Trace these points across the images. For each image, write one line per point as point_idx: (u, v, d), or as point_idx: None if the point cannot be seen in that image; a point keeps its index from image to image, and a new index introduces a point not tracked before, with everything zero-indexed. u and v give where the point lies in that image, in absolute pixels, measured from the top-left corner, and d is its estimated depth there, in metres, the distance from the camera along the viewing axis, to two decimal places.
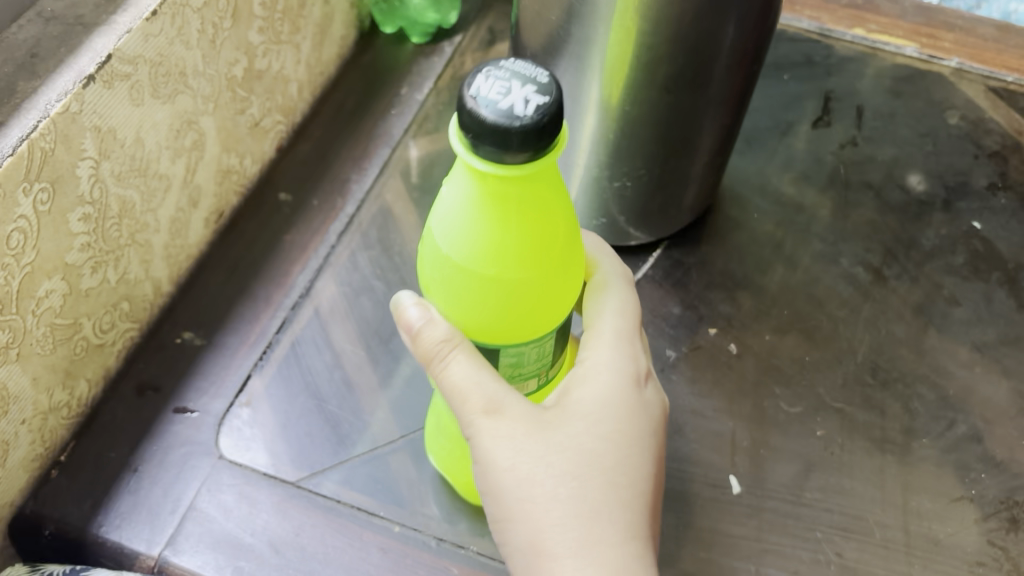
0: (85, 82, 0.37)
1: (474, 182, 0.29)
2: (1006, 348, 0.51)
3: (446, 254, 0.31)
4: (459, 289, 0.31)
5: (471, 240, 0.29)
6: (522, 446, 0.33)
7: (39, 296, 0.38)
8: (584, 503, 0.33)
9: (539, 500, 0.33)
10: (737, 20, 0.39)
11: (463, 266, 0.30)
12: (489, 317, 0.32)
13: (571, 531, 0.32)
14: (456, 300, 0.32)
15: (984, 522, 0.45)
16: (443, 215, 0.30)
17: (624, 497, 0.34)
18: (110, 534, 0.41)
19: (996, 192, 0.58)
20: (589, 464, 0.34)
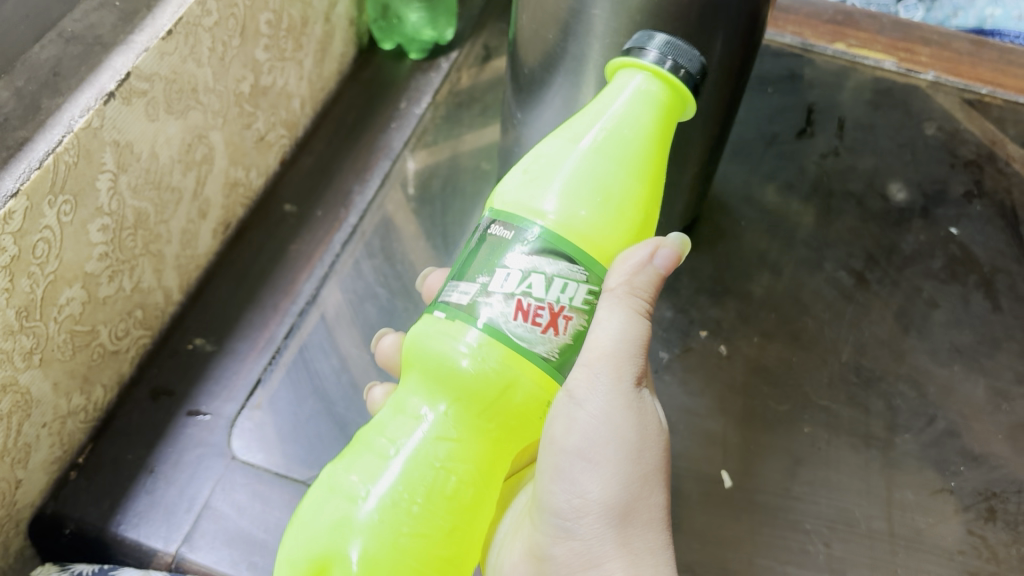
0: (106, 99, 0.39)
1: (658, 97, 0.32)
2: (983, 347, 0.54)
3: (615, 150, 0.30)
4: (596, 188, 0.30)
5: (627, 137, 0.31)
6: (643, 423, 0.33)
7: (61, 304, 0.39)
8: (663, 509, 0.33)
9: (645, 479, 0.33)
10: (724, 37, 0.41)
11: (618, 158, 0.30)
12: (612, 232, 0.30)
13: (658, 531, 0.32)
14: (587, 195, 0.30)
15: (964, 512, 0.47)
16: (616, 120, 0.31)
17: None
18: (129, 532, 0.43)
19: (972, 199, 0.61)
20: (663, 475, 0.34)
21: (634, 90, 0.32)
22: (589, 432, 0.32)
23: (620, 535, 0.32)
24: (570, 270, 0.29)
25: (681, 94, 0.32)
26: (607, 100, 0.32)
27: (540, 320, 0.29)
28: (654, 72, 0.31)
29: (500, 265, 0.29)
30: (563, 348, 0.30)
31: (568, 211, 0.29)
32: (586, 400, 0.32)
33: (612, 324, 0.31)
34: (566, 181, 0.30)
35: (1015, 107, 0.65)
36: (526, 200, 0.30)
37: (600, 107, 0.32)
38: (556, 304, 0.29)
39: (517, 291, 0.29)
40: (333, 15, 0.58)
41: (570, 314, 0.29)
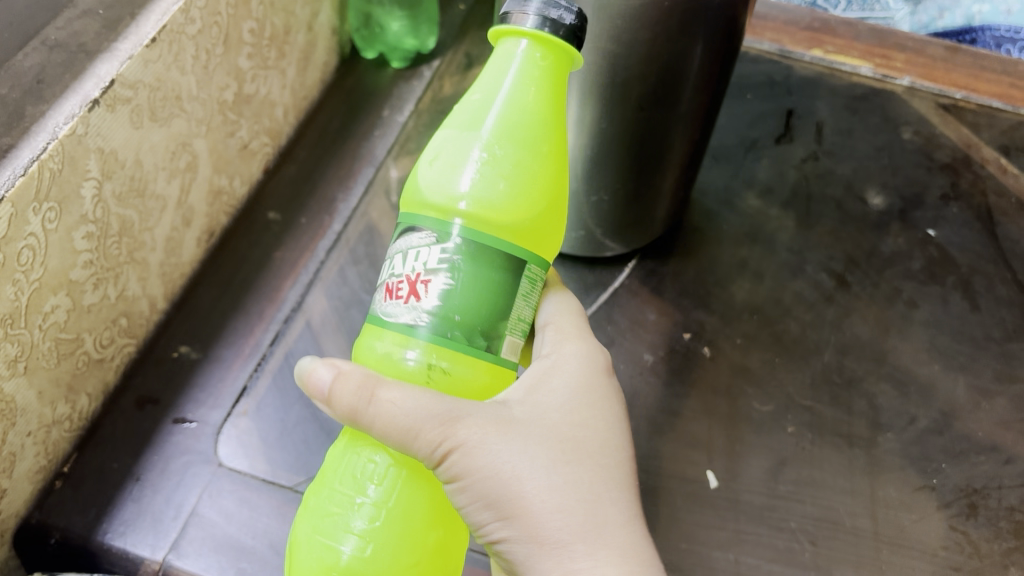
0: (90, 106, 0.39)
1: (542, 65, 0.34)
2: (961, 345, 0.54)
3: (505, 139, 0.33)
4: (503, 169, 0.32)
5: (521, 115, 0.33)
6: (495, 439, 0.32)
7: (46, 311, 0.39)
8: (578, 488, 0.33)
9: (529, 483, 0.32)
10: (704, 41, 0.42)
11: (514, 143, 0.33)
12: (533, 206, 0.33)
13: (576, 514, 0.32)
14: (500, 176, 0.32)
15: (946, 509, 0.47)
16: (504, 105, 0.33)
17: (612, 474, 0.34)
18: (115, 541, 0.43)
19: (949, 201, 0.62)
20: (571, 446, 0.34)
21: (524, 65, 0.34)
22: (459, 479, 0.32)
23: (537, 544, 0.32)
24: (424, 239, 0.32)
25: (565, 59, 0.34)
26: (496, 76, 0.34)
27: (403, 291, 0.32)
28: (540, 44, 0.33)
29: (392, 256, 0.33)
30: (431, 313, 0.31)
31: (483, 189, 0.32)
32: (449, 463, 0.32)
33: (405, 402, 0.31)
34: (477, 161, 0.33)
35: (989, 111, 0.66)
36: (443, 184, 0.33)
37: (491, 89, 0.34)
38: (413, 273, 0.32)
39: (393, 273, 0.33)
40: (316, 24, 0.58)
41: (428, 278, 0.31)
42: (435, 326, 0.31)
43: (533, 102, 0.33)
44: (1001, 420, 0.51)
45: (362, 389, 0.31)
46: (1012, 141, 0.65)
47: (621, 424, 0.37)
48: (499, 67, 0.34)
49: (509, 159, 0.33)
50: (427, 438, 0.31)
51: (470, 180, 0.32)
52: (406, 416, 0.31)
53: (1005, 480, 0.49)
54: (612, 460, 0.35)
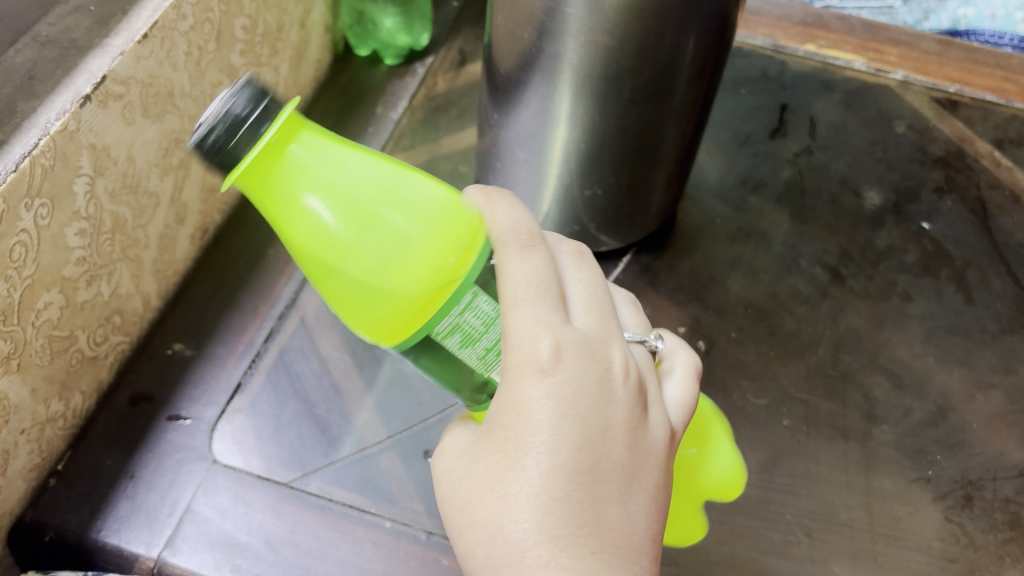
0: (82, 102, 0.38)
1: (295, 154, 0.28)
2: (956, 338, 0.54)
3: (369, 232, 0.28)
4: (365, 268, 0.28)
5: (355, 194, 0.28)
6: (454, 499, 0.28)
7: (38, 309, 0.39)
8: (494, 537, 0.26)
9: (468, 544, 0.27)
10: (697, 36, 0.42)
11: (383, 224, 0.28)
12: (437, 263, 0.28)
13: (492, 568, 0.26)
14: (373, 272, 0.28)
15: (941, 500, 0.47)
16: (335, 204, 0.28)
17: (529, 507, 0.25)
18: (110, 538, 0.43)
19: (943, 195, 0.62)
20: (499, 479, 0.26)
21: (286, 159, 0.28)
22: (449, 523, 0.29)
23: None
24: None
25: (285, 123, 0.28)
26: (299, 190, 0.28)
27: None
28: (260, 148, 0.27)
29: None
30: None
31: (382, 301, 0.29)
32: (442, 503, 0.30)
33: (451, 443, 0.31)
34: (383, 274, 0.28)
35: (983, 104, 0.67)
36: (374, 310, 0.29)
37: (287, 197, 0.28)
38: None
39: None
40: (309, 21, 0.58)
41: None
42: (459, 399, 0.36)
43: (332, 177, 0.28)
44: (996, 412, 0.51)
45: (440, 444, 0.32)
46: (1005, 135, 0.65)
47: (588, 417, 0.27)
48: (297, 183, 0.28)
49: (351, 246, 0.28)
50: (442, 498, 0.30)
51: (362, 300, 0.29)
52: (441, 469, 0.30)
53: (1000, 472, 0.49)
54: (548, 485, 0.25)
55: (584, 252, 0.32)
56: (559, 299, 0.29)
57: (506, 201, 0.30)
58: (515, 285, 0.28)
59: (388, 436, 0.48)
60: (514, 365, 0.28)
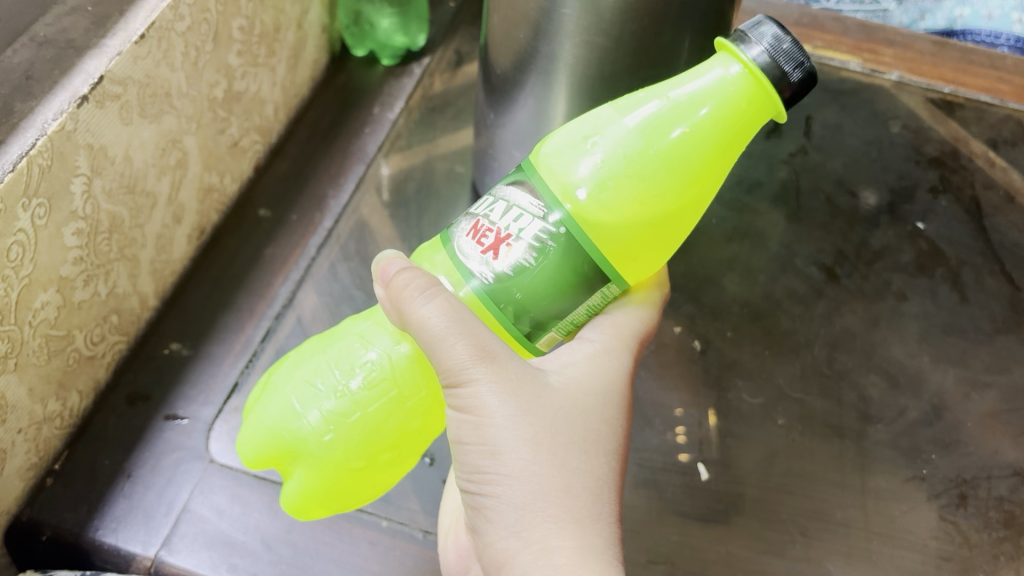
0: (79, 102, 0.39)
1: (741, 93, 0.34)
2: (950, 337, 0.55)
3: (621, 159, 0.33)
4: (622, 168, 0.33)
5: (689, 134, 0.33)
6: (514, 410, 0.33)
7: (36, 308, 0.39)
8: (571, 474, 0.33)
9: (531, 459, 0.32)
10: (693, 36, 0.42)
11: (639, 155, 0.33)
12: (625, 220, 0.33)
13: (568, 497, 0.32)
14: (665, 187, 0.33)
15: (935, 499, 0.48)
16: (679, 135, 0.33)
17: (609, 467, 0.34)
18: (107, 537, 0.43)
19: (938, 195, 0.62)
20: (572, 456, 0.33)
21: (734, 107, 0.34)
22: (465, 421, 0.33)
23: (522, 513, 0.32)
24: (530, 204, 0.34)
25: (720, 47, 0.35)
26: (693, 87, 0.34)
27: (484, 242, 0.34)
28: (745, 66, 0.33)
29: (490, 194, 0.35)
30: (500, 274, 0.33)
31: (635, 209, 0.33)
32: (458, 390, 0.33)
33: (436, 319, 0.32)
34: (597, 168, 0.33)
35: (977, 105, 0.67)
36: (564, 173, 0.33)
37: (671, 88, 0.34)
38: (504, 231, 0.33)
39: (479, 213, 0.35)
40: (305, 21, 0.58)
41: (511, 243, 0.33)
42: (493, 292, 0.34)
43: (700, 117, 0.33)
44: (990, 410, 0.52)
45: (415, 294, 0.33)
46: (1000, 135, 0.65)
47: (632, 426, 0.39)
48: (707, 79, 0.34)
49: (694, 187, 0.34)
50: (451, 367, 0.32)
51: (625, 199, 0.33)
52: (436, 337, 0.32)
53: (993, 471, 0.49)
54: (607, 469, 0.34)
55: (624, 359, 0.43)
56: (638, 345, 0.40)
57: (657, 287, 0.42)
58: (627, 318, 0.40)
59: None
60: (600, 358, 0.38)
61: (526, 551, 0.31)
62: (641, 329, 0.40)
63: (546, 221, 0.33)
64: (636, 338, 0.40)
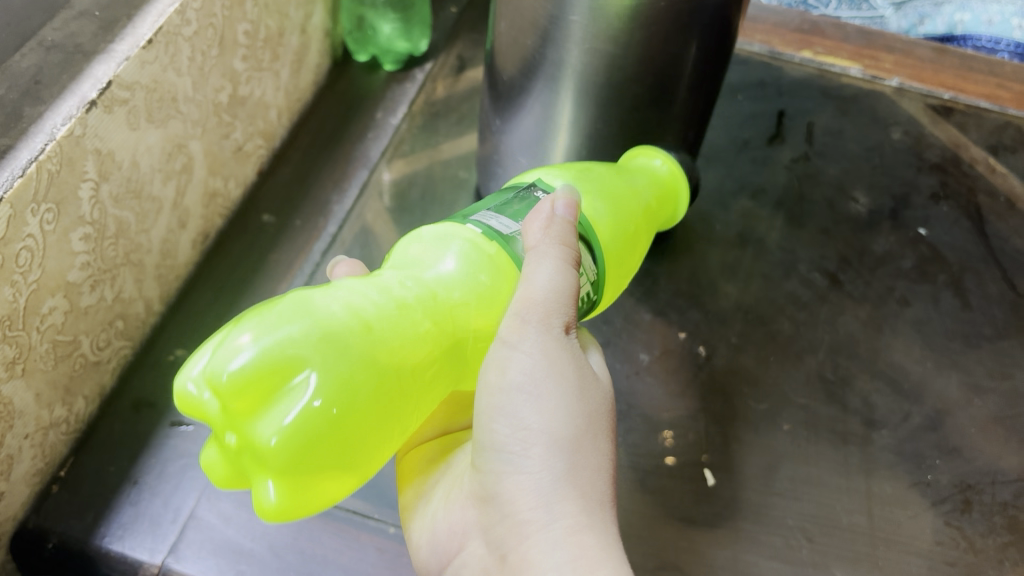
0: (88, 107, 0.38)
1: (663, 171, 0.43)
2: (953, 343, 0.55)
3: (592, 180, 0.38)
4: (591, 182, 0.38)
5: (629, 186, 0.40)
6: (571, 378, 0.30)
7: (44, 313, 0.39)
8: (606, 461, 0.30)
9: (579, 430, 0.29)
10: (699, 42, 0.42)
11: (603, 183, 0.38)
12: (603, 224, 0.36)
13: (602, 482, 0.29)
14: (626, 210, 0.38)
15: (940, 505, 0.48)
16: (620, 182, 0.40)
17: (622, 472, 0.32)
18: (113, 544, 0.43)
19: (939, 201, 0.62)
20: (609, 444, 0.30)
21: (652, 177, 0.42)
22: (520, 369, 0.29)
23: (561, 479, 0.28)
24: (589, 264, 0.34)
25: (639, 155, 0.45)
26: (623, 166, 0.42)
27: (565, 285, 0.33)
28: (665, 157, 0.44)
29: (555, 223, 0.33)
30: None
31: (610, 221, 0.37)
32: (518, 337, 0.29)
33: (544, 274, 0.30)
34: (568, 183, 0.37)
35: (977, 111, 0.67)
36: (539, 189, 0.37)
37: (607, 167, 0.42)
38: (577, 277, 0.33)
39: None
40: (309, 26, 0.58)
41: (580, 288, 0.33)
42: None
43: (631, 176, 0.41)
44: (994, 415, 0.52)
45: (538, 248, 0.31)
46: (1000, 141, 0.65)
47: None
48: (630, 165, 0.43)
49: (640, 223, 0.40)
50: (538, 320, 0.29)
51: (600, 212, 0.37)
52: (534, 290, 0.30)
53: (997, 476, 0.49)
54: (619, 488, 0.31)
55: None
56: None
57: None
58: None
59: None
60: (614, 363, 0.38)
61: (562, 524, 0.27)
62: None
63: (593, 278, 0.34)
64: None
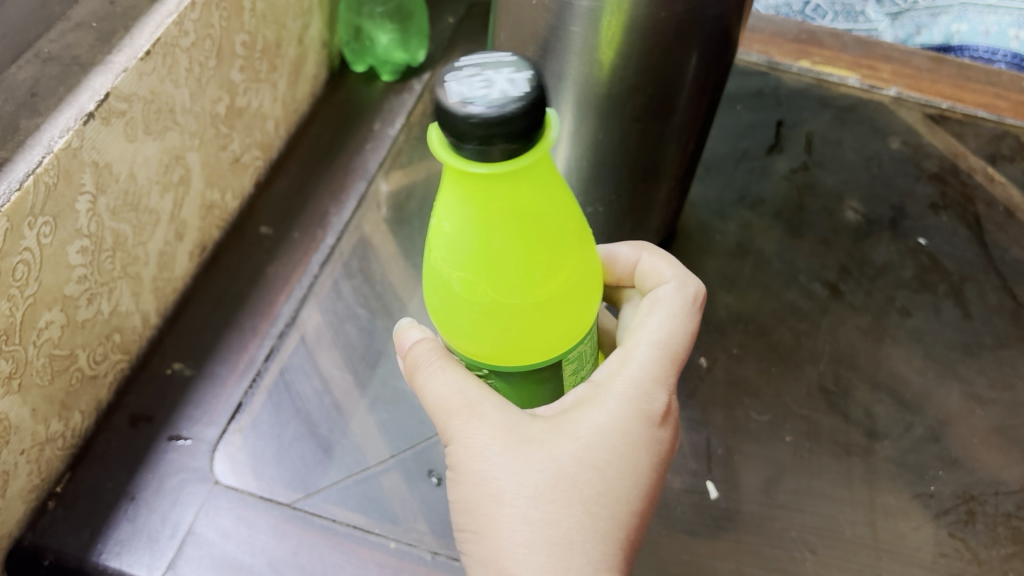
0: (85, 119, 0.38)
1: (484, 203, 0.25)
2: (955, 354, 0.55)
3: (450, 298, 0.28)
4: (459, 305, 0.28)
5: (474, 253, 0.26)
6: (494, 458, 0.29)
7: (40, 327, 0.39)
8: (548, 525, 0.28)
9: (503, 508, 0.29)
10: (700, 53, 0.42)
11: (464, 296, 0.28)
12: (504, 334, 0.28)
13: (538, 552, 0.28)
14: (508, 292, 0.27)
15: (944, 516, 0.47)
16: (455, 252, 0.27)
17: (599, 516, 0.29)
18: (111, 561, 0.42)
19: (938, 210, 0.62)
20: (557, 506, 0.29)
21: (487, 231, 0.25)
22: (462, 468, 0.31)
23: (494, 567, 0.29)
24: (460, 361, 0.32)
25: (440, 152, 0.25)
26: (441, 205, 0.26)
27: None
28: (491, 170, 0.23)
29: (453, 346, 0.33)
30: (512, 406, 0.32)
31: (490, 310, 0.28)
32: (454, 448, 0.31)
33: (438, 386, 0.31)
34: (452, 315, 0.29)
35: (974, 120, 0.67)
36: (442, 318, 0.30)
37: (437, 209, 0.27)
38: None
39: None
40: (306, 37, 0.58)
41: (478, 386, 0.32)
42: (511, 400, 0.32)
43: (461, 248, 0.26)
44: (997, 425, 0.52)
45: (422, 364, 0.31)
46: (999, 150, 0.65)
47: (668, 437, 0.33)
48: (445, 210, 0.26)
49: (524, 225, 0.25)
50: (448, 419, 0.30)
51: (472, 322, 0.28)
52: (436, 400, 0.31)
53: (1001, 487, 0.49)
54: (610, 538, 0.29)
55: (689, 282, 0.35)
56: (675, 362, 0.33)
57: (664, 303, 0.34)
58: (651, 331, 0.33)
59: (392, 454, 0.47)
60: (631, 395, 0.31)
61: None
62: (687, 338, 0.34)
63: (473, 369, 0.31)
64: (676, 354, 0.33)
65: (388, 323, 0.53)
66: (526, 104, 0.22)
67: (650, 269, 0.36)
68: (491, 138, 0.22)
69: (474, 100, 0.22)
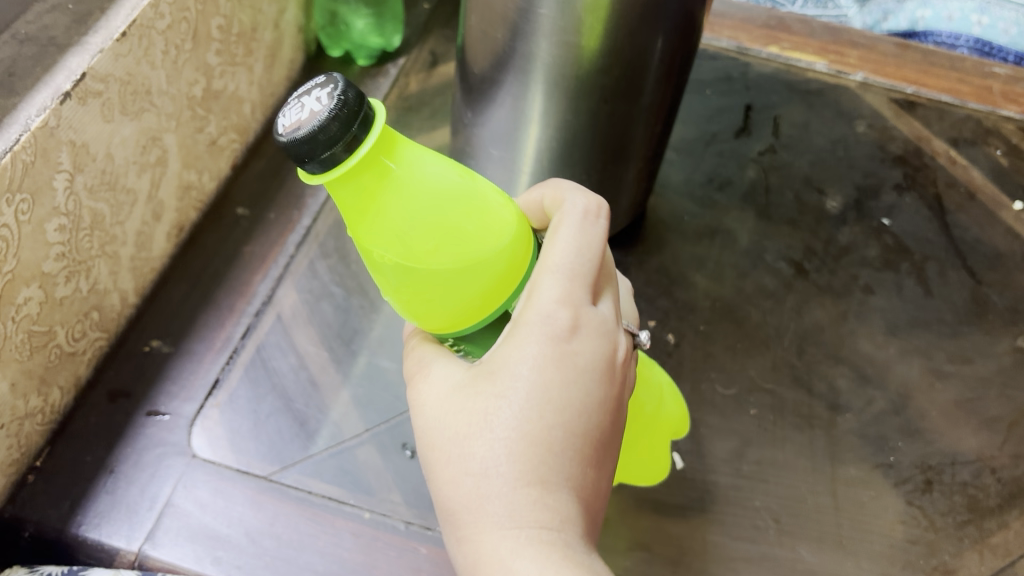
0: (62, 99, 0.39)
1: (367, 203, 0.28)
2: (915, 329, 0.56)
3: (401, 296, 0.31)
4: (408, 296, 0.31)
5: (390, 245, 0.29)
6: (431, 413, 0.30)
7: (19, 303, 0.39)
8: (466, 460, 0.28)
9: (437, 454, 0.30)
10: (665, 36, 0.43)
11: (407, 289, 0.30)
12: (448, 303, 0.31)
13: (460, 487, 0.28)
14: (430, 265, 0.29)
15: (902, 485, 0.49)
16: (381, 253, 0.29)
17: (508, 438, 0.28)
18: (90, 532, 0.43)
19: (902, 192, 0.64)
20: (471, 440, 0.28)
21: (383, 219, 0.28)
22: None
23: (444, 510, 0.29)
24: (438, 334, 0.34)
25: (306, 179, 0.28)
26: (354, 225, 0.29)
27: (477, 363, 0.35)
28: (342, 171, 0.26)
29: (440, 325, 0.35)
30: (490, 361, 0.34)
31: (425, 288, 0.30)
32: None
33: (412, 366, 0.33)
34: (409, 308, 0.31)
35: (938, 105, 0.69)
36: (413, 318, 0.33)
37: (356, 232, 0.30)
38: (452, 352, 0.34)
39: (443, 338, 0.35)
40: (282, 21, 0.59)
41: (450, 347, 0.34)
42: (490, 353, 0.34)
43: (380, 246, 0.29)
44: (955, 399, 0.53)
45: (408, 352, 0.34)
46: (960, 134, 0.67)
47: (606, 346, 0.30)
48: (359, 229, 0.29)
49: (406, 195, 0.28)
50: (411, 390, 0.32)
51: (421, 305, 0.31)
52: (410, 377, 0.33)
53: (958, 457, 0.50)
54: (521, 453, 0.27)
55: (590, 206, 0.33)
56: (589, 270, 0.31)
57: (568, 221, 0.32)
58: (555, 248, 0.31)
59: (366, 429, 0.48)
60: (532, 321, 0.30)
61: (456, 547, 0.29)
62: (593, 249, 0.31)
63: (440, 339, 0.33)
64: (585, 266, 0.31)
65: (364, 302, 0.54)
66: (329, 110, 0.25)
67: (551, 200, 0.35)
68: (320, 150, 0.26)
69: (293, 128, 0.26)
